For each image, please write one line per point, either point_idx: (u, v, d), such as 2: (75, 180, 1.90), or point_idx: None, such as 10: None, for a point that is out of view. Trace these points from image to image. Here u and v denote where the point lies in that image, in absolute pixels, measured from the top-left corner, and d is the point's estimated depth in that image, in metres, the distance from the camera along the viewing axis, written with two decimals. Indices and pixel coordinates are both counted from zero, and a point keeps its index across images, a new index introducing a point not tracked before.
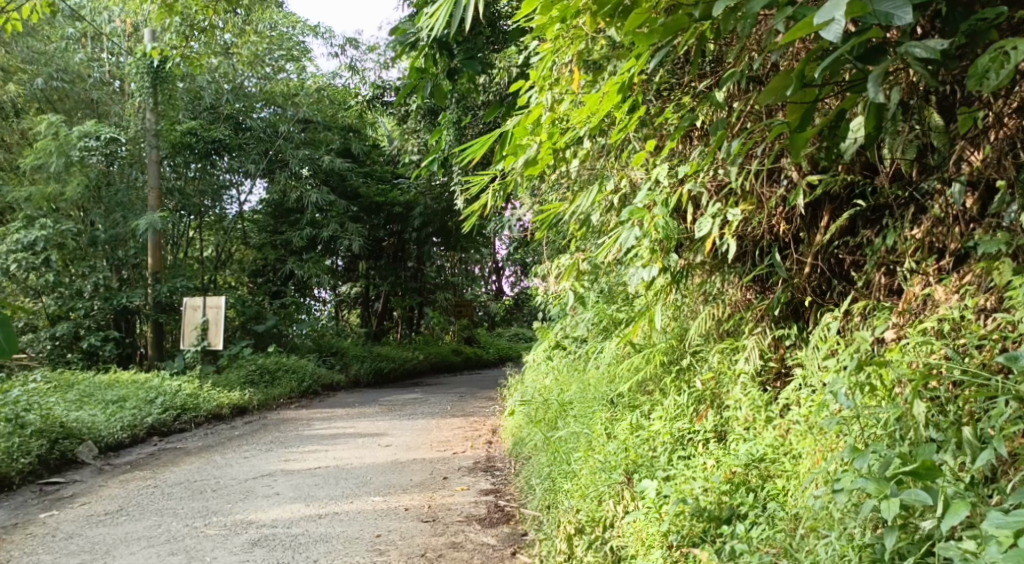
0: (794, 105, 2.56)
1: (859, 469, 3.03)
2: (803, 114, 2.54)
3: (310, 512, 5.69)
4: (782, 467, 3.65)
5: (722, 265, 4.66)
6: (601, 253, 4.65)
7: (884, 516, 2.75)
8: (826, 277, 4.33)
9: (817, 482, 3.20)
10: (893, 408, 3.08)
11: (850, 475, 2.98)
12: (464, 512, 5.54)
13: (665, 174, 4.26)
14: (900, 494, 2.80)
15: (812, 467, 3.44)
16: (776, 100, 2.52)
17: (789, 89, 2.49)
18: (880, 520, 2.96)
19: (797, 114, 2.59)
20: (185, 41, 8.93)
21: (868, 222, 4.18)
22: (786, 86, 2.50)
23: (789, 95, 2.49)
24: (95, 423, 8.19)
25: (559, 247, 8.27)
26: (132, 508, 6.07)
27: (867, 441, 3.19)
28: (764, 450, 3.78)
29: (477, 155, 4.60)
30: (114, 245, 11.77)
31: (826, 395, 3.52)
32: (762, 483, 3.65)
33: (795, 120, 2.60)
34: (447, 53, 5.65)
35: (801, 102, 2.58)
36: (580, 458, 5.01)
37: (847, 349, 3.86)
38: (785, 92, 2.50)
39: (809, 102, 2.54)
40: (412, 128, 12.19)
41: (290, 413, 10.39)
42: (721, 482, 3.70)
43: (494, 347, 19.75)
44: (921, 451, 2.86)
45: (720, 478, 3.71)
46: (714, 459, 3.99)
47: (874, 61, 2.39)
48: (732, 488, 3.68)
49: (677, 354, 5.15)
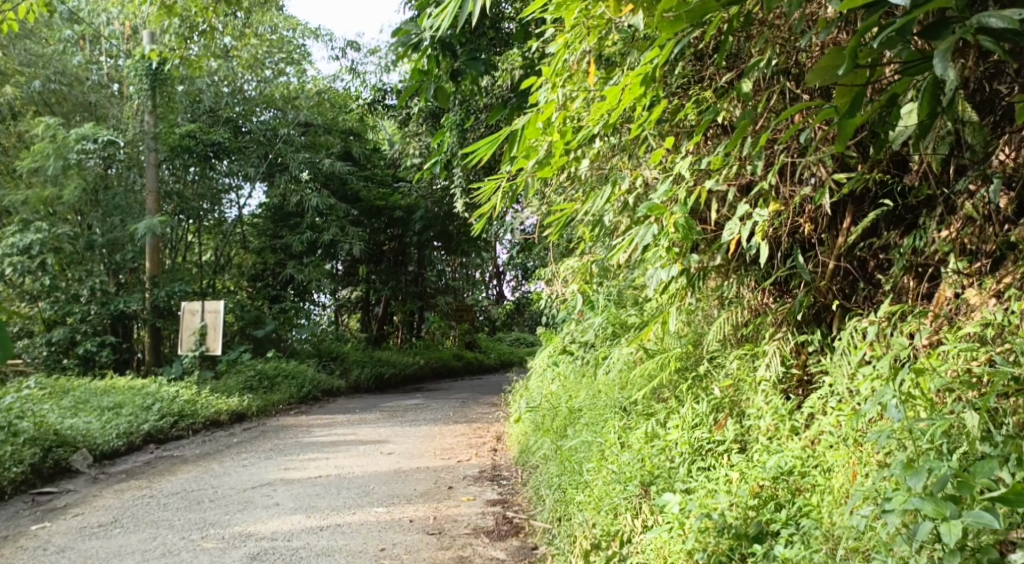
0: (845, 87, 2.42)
1: (912, 488, 2.86)
2: (852, 98, 2.41)
3: (311, 523, 5.50)
4: (812, 480, 3.46)
5: (741, 268, 4.48)
6: (616, 255, 4.45)
7: (945, 542, 2.60)
8: (851, 279, 4.13)
9: (859, 500, 3.02)
10: (940, 420, 2.93)
11: (902, 495, 2.81)
12: (472, 524, 5.34)
13: (687, 170, 4.06)
14: (962, 516, 2.64)
15: (847, 483, 3.26)
16: (825, 82, 2.38)
17: (840, 69, 2.34)
18: (938, 546, 2.74)
19: (846, 97, 2.44)
20: (184, 43, 8.77)
21: (892, 223, 4.01)
22: (838, 65, 2.36)
23: (840, 75, 2.35)
24: (90, 431, 7.99)
25: (564, 251, 8.08)
26: (127, 519, 5.88)
27: (913, 457, 3.02)
28: (793, 462, 3.59)
29: (486, 156, 4.41)
30: (111, 250, 11.54)
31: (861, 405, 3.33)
32: (791, 497, 3.46)
33: (843, 104, 2.46)
34: (451, 53, 5.47)
35: (851, 85, 2.44)
36: (593, 468, 4.83)
37: (885, 357, 3.63)
38: (835, 72, 2.37)
39: (860, 85, 2.40)
40: (414, 131, 12.00)
41: (289, 419, 10.19)
42: (748, 496, 3.51)
43: (495, 352, 19.55)
44: (981, 469, 2.71)
45: (746, 493, 3.52)
46: (738, 471, 3.81)
47: (938, 36, 2.24)
48: (760, 502, 3.49)
49: (693, 360, 4.94)
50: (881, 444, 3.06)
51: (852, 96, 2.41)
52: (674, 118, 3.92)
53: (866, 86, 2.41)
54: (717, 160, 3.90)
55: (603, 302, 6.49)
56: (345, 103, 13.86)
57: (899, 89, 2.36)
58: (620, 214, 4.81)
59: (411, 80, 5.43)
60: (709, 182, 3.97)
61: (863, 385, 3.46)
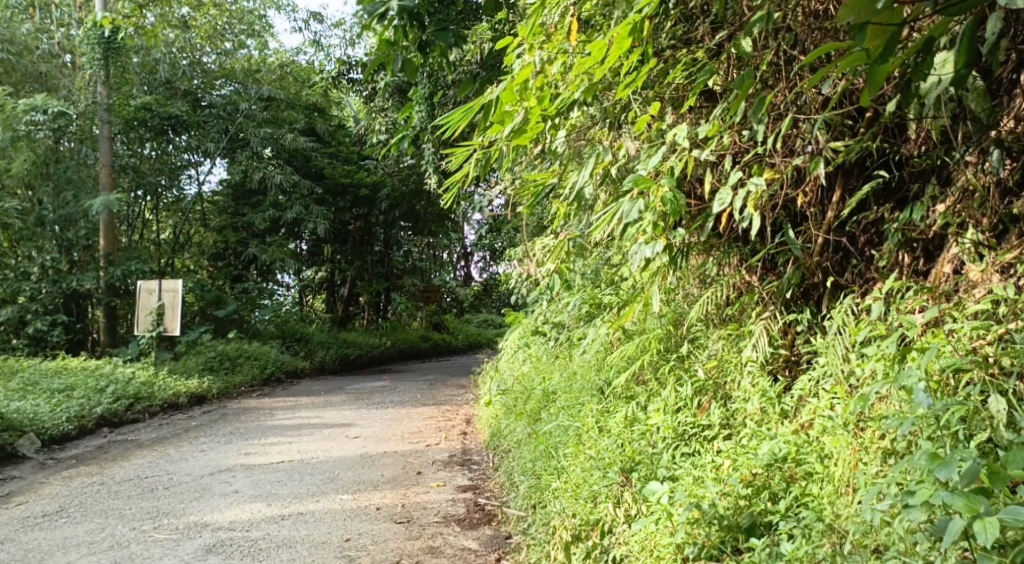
0: (879, 27, 2.23)
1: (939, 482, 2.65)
2: (888, 39, 2.21)
3: (272, 512, 5.21)
4: (809, 468, 3.25)
5: (724, 244, 4.24)
6: (596, 231, 4.15)
7: (983, 542, 2.39)
8: (841, 256, 3.90)
9: (877, 494, 2.81)
10: (961, 404, 2.74)
11: (929, 488, 2.61)
12: (442, 511, 5.09)
13: (681, 135, 3.74)
14: (996, 512, 2.46)
15: (848, 472, 3.06)
16: (861, 16, 2.18)
17: (878, 3, 2.16)
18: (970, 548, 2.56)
19: (879, 40, 2.26)
20: (138, 10, 8.37)
21: (883, 198, 3.77)
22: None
23: (877, 9, 2.16)
24: (39, 415, 7.65)
25: (536, 228, 7.83)
26: (74, 508, 5.56)
27: (930, 445, 2.81)
28: (788, 449, 3.37)
29: (458, 126, 4.15)
30: (64, 226, 11.04)
31: (865, 388, 3.11)
32: (786, 486, 3.25)
33: (876, 47, 2.27)
34: (417, 23, 5.16)
35: (885, 25, 2.24)
36: (570, 454, 4.60)
37: (885, 337, 3.39)
38: (873, 6, 2.17)
39: (895, 25, 2.22)
40: (380, 106, 11.65)
41: (252, 401, 9.85)
42: (740, 486, 3.30)
43: (462, 333, 19.25)
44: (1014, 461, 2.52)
45: (739, 482, 3.31)
46: (727, 459, 3.59)
47: None
48: (754, 492, 3.27)
49: (675, 340, 4.70)
50: (890, 428, 2.86)
51: (887, 38, 2.23)
52: (662, 79, 3.68)
53: (901, 26, 2.22)
54: (712, 127, 3.63)
55: (581, 282, 6.25)
56: (309, 77, 13.43)
57: (936, 32, 2.17)
58: (600, 187, 4.56)
59: (377, 49, 5.14)
60: (700, 151, 3.68)
61: (866, 367, 3.24)
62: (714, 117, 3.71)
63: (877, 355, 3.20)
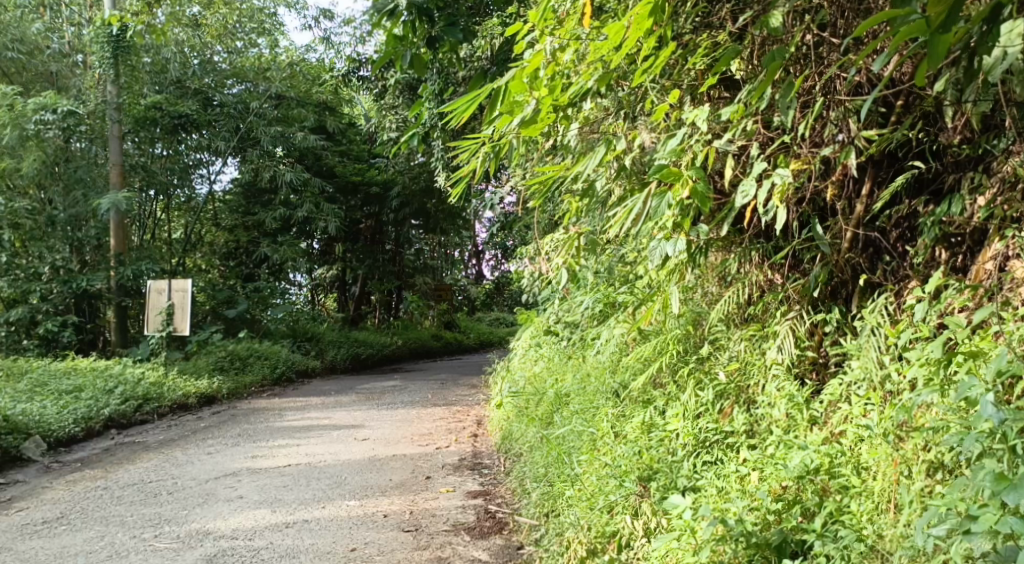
0: None
1: (1005, 506, 2.48)
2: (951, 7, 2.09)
3: (276, 519, 5.04)
4: (846, 482, 3.05)
5: (746, 241, 4.03)
6: (613, 228, 3.94)
7: None
8: (871, 251, 3.68)
9: (932, 517, 2.63)
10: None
11: (996, 514, 2.44)
12: (451, 519, 4.90)
13: (703, 120, 3.50)
14: None
15: (890, 487, 2.92)
16: None
17: None
18: None
19: (941, 8, 2.12)
20: (147, 8, 8.18)
21: (917, 191, 3.56)
22: None
23: None
24: (45, 417, 7.50)
25: (550, 224, 7.63)
26: (74, 515, 5.39)
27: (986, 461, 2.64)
28: (819, 461, 3.17)
29: (465, 116, 3.97)
30: (75, 226, 10.92)
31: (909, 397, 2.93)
32: (819, 500, 3.05)
33: (937, 15, 2.14)
34: (427, 18, 5.01)
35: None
36: (584, 461, 4.41)
37: (928, 339, 3.19)
38: None
39: None
40: (390, 104, 11.49)
41: (261, 402, 9.69)
42: (770, 500, 3.10)
43: (474, 332, 19.06)
44: None
45: (768, 496, 3.12)
46: (754, 470, 3.38)
47: None
48: (784, 507, 3.09)
49: (694, 341, 4.49)
50: (946, 443, 2.67)
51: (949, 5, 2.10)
52: (683, 64, 3.47)
53: None
54: (739, 110, 3.35)
55: (593, 280, 6.05)
56: (319, 75, 13.26)
57: None
58: (615, 180, 4.36)
59: (385, 44, 4.95)
60: (725, 138, 3.42)
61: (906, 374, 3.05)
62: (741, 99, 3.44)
63: (919, 360, 3.01)
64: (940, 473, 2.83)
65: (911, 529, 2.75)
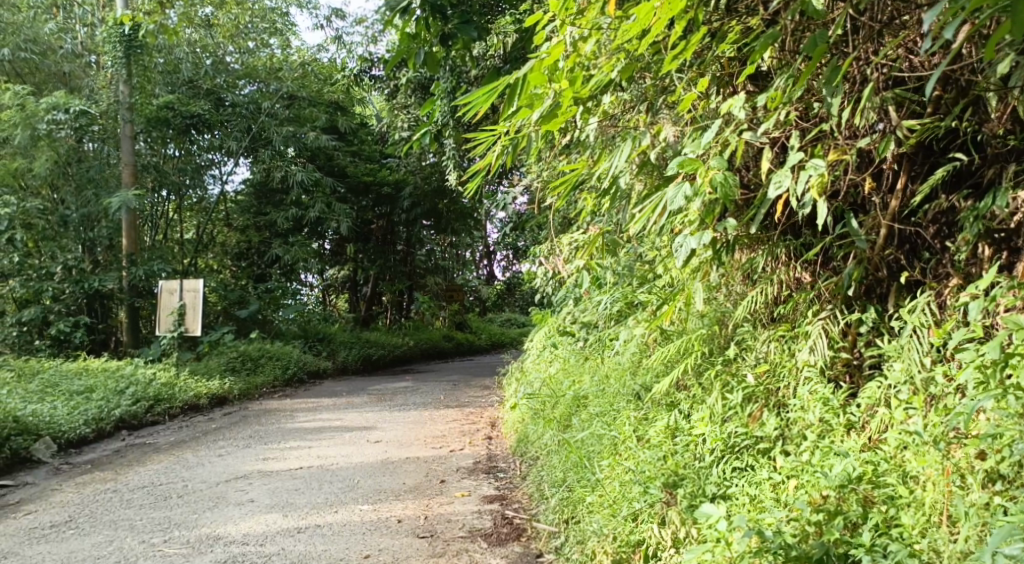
0: None
1: None
2: None
3: (288, 524, 4.91)
4: (892, 493, 2.96)
5: (774, 237, 3.88)
6: (636, 224, 3.79)
7: None
8: (908, 248, 3.54)
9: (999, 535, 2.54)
10: None
11: None
12: (467, 524, 4.77)
13: (735, 109, 3.36)
14: None
15: (943, 499, 2.83)
16: None
17: None
18: None
19: None
20: (159, 7, 8.07)
21: (956, 184, 3.41)
22: None
23: None
24: (55, 418, 7.40)
25: (566, 223, 7.48)
26: (83, 519, 5.27)
27: None
28: (862, 470, 3.07)
29: (482, 110, 3.85)
30: (87, 226, 10.83)
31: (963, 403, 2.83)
32: (863, 511, 2.95)
33: None
34: (441, 15, 4.88)
35: None
36: (606, 466, 4.27)
37: (977, 339, 3.05)
38: None
39: None
40: (402, 103, 11.38)
41: (273, 403, 9.57)
42: (810, 510, 2.97)
43: (486, 333, 18.91)
44: None
45: (807, 506, 2.99)
46: (792, 478, 3.25)
47: None
48: (825, 518, 2.96)
49: (719, 342, 4.34)
50: None
51: None
52: (712, 52, 3.34)
53: None
54: (777, 97, 3.21)
55: (612, 279, 5.90)
56: (331, 75, 13.16)
57: None
58: (638, 177, 4.20)
59: (398, 43, 4.84)
60: (760, 127, 3.27)
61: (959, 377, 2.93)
62: (778, 87, 3.30)
63: (973, 363, 2.91)
64: (999, 483, 2.77)
65: (971, 545, 2.67)
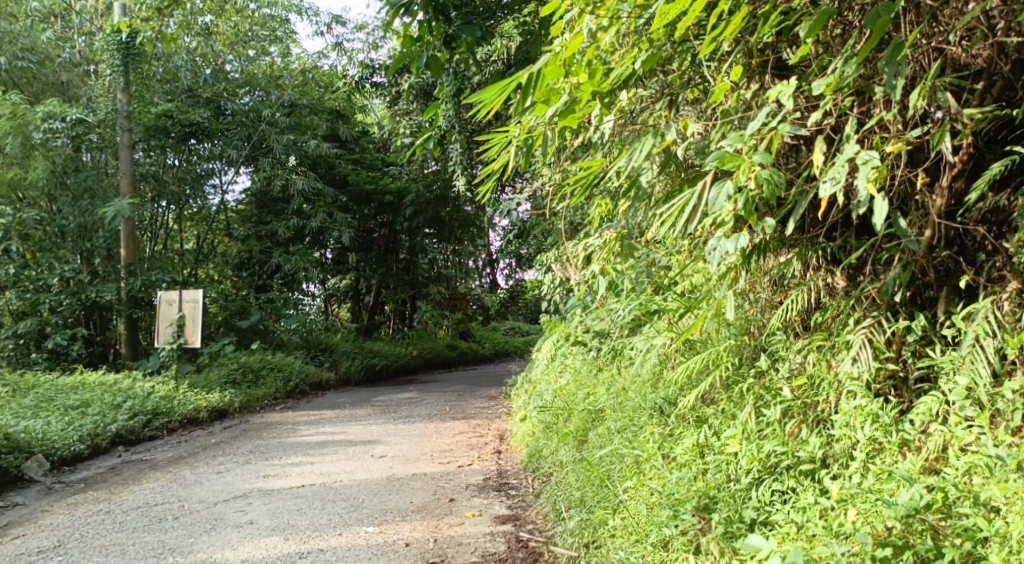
0: None
1: None
2: None
3: (289, 549, 4.61)
4: (969, 526, 2.75)
5: (811, 239, 3.60)
6: (663, 226, 3.46)
7: None
8: (957, 250, 3.28)
9: None
10: None
11: None
12: (480, 548, 4.48)
13: (784, 97, 3.10)
14: None
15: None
16: None
17: None
18: None
19: None
20: (158, 14, 7.79)
21: (1009, 180, 3.16)
22: None
23: None
24: (49, 434, 7.11)
25: (575, 228, 7.20)
26: (72, 544, 4.98)
27: None
28: (930, 498, 2.86)
29: (494, 106, 3.53)
30: (84, 236, 10.55)
31: None
32: (933, 544, 2.73)
33: None
34: (444, 17, 4.65)
35: None
36: (630, 486, 3.98)
37: None
38: None
39: None
40: (404, 110, 11.14)
41: (275, 416, 9.27)
42: (873, 544, 2.74)
43: (489, 342, 18.61)
44: None
45: (871, 540, 2.76)
46: (848, 507, 3.00)
47: None
48: (892, 552, 2.73)
49: (748, 352, 4.07)
50: None
51: None
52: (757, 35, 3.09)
53: None
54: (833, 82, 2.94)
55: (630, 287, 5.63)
56: (331, 82, 12.98)
57: None
58: (661, 175, 3.87)
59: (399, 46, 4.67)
60: (809, 117, 2.99)
61: None
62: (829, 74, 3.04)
63: None
64: None
65: None
